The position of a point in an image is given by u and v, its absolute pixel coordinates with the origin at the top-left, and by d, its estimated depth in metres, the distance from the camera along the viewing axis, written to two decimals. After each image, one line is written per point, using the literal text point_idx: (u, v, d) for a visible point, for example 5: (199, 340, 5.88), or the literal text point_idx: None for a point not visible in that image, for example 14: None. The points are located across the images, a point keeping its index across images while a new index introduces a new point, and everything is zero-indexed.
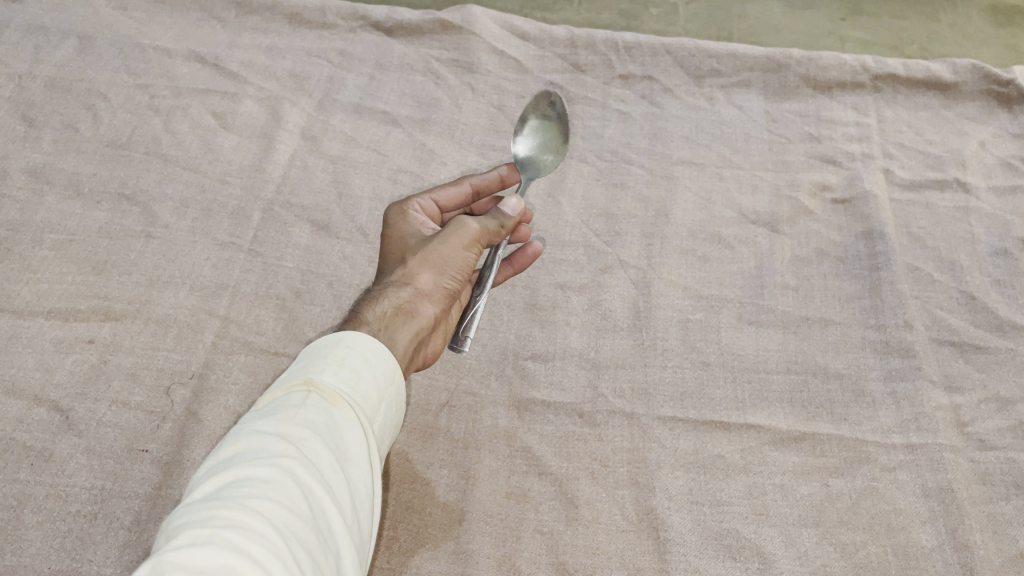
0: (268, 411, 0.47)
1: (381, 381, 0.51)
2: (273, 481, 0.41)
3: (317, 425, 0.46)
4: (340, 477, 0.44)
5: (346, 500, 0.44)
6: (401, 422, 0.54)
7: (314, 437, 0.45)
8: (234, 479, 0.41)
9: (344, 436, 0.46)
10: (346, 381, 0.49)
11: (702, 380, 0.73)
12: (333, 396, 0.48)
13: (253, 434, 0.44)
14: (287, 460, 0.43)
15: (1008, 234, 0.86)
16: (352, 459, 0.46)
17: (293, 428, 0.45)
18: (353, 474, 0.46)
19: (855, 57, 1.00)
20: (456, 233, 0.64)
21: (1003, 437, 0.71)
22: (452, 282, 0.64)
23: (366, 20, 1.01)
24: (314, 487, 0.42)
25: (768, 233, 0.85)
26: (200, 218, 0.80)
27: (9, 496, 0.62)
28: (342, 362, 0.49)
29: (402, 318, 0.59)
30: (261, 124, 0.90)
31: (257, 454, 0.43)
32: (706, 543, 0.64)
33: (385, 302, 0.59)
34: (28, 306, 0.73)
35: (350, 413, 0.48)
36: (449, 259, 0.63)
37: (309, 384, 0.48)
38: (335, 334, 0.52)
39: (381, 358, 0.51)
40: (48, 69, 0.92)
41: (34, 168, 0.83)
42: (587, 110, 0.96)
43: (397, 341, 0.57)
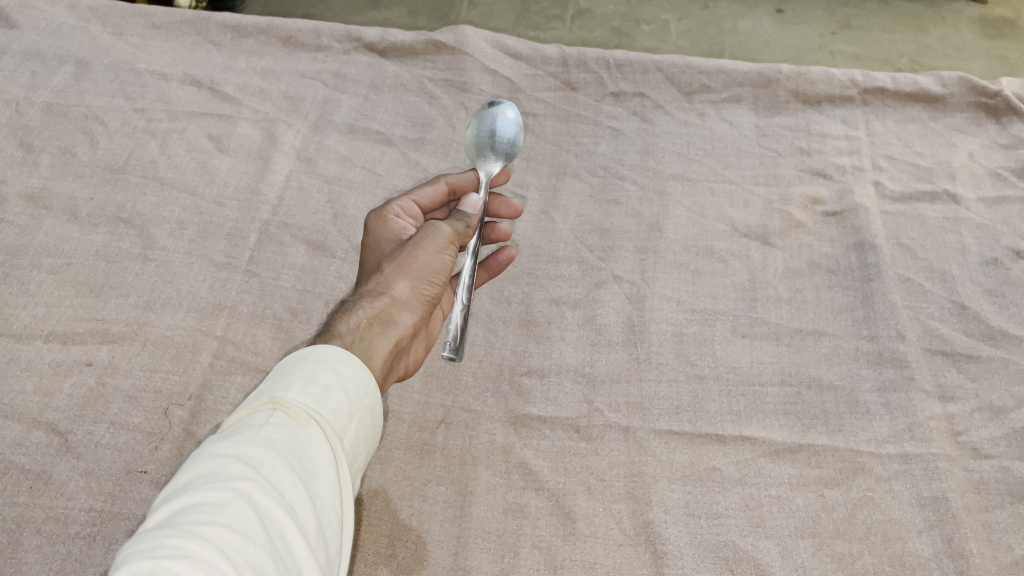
0: (232, 432, 0.47)
1: (351, 395, 0.51)
2: (231, 501, 0.41)
3: (279, 444, 0.46)
4: (304, 495, 0.45)
5: (309, 518, 0.44)
6: (379, 437, 0.54)
7: (277, 457, 0.45)
8: (192, 500, 0.41)
9: (310, 453, 0.47)
10: (312, 398, 0.49)
11: (697, 393, 0.74)
12: (298, 413, 0.48)
13: (216, 455, 0.45)
14: (246, 480, 0.43)
15: (998, 245, 0.87)
16: (318, 477, 0.46)
17: (256, 447, 0.45)
18: (319, 492, 0.46)
19: (843, 72, 1.01)
20: (429, 238, 0.65)
21: (997, 445, 0.72)
22: (430, 289, 0.64)
23: (360, 42, 1.02)
24: (274, 507, 0.42)
25: (760, 247, 0.86)
26: (196, 239, 0.81)
27: (8, 520, 0.62)
28: (309, 377, 0.50)
29: (380, 327, 0.59)
30: (257, 146, 0.91)
31: (217, 474, 0.43)
32: (704, 556, 0.64)
33: (362, 312, 0.59)
34: (27, 329, 0.73)
35: (316, 429, 0.48)
36: (424, 265, 0.64)
37: (274, 403, 0.48)
38: (303, 349, 0.52)
39: (353, 369, 0.52)
40: (45, 94, 0.93)
41: (32, 193, 0.84)
42: (579, 128, 0.97)
43: (375, 350, 0.57)
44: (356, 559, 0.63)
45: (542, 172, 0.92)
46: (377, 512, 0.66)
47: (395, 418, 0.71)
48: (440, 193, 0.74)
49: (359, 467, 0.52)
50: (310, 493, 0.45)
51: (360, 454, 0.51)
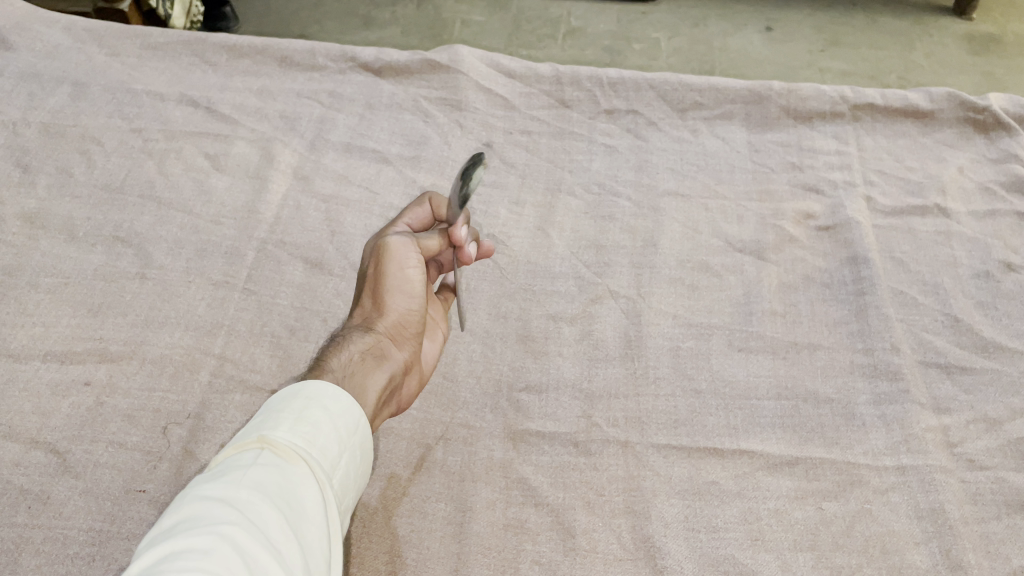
0: (219, 470, 0.47)
1: (341, 434, 0.52)
2: (220, 537, 0.41)
3: (269, 481, 0.46)
4: (291, 536, 0.45)
5: (297, 559, 0.44)
6: (365, 478, 0.55)
7: (265, 494, 0.45)
8: (180, 536, 0.41)
9: (299, 492, 0.47)
10: (301, 437, 0.50)
11: (694, 407, 0.74)
12: (287, 451, 0.49)
13: (204, 492, 0.45)
14: (236, 518, 0.43)
15: (989, 257, 0.88)
16: (306, 518, 0.46)
17: (245, 485, 0.46)
18: (306, 533, 0.46)
19: (833, 88, 1.03)
20: (394, 260, 0.66)
21: (992, 457, 0.72)
22: (411, 316, 0.66)
23: (356, 62, 1.03)
24: (263, 545, 0.42)
25: (754, 261, 0.86)
26: (194, 258, 0.81)
27: (6, 540, 0.62)
28: (299, 416, 0.51)
29: (370, 362, 0.61)
30: (254, 165, 0.91)
31: (206, 511, 0.43)
32: (703, 570, 0.65)
33: (350, 350, 0.62)
34: (24, 349, 0.73)
35: (304, 468, 0.48)
36: (397, 289, 0.65)
37: (263, 441, 0.49)
38: (291, 389, 0.53)
39: (343, 406, 0.53)
40: (42, 115, 0.94)
41: (29, 213, 0.84)
42: (573, 145, 0.98)
43: (368, 386, 0.59)
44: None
45: (538, 188, 0.93)
46: (377, 528, 0.66)
47: (394, 435, 0.71)
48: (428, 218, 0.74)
49: (346, 507, 0.52)
50: (298, 533, 0.45)
51: (347, 492, 0.52)
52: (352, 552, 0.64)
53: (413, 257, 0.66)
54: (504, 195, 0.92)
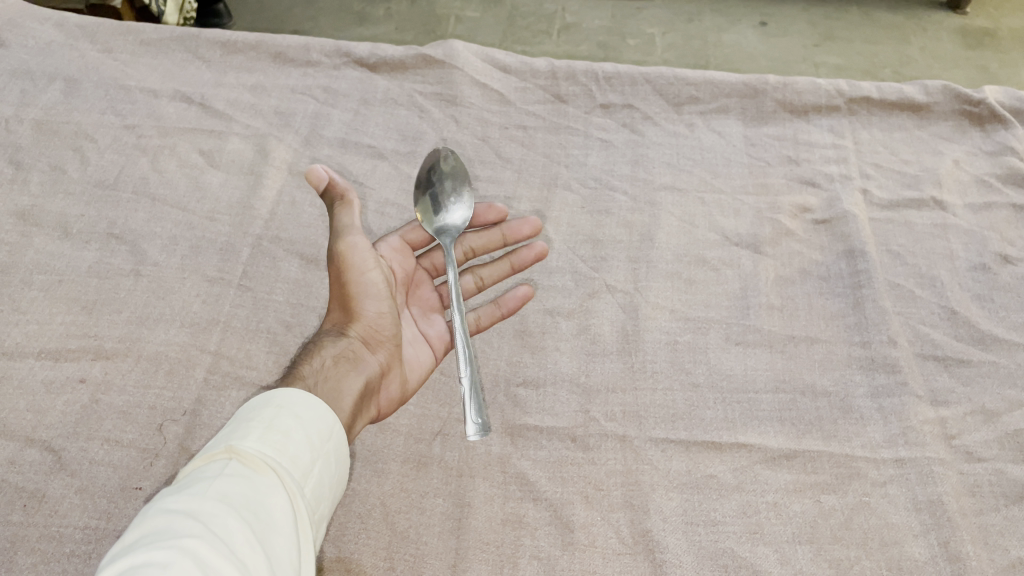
0: (186, 482, 0.48)
1: (312, 442, 0.53)
2: (183, 546, 0.41)
3: (235, 491, 0.47)
4: (258, 544, 0.45)
5: (265, 567, 0.44)
6: (338, 488, 0.56)
7: (231, 504, 0.46)
8: (142, 547, 0.41)
9: (268, 500, 0.48)
10: (270, 446, 0.51)
11: (692, 401, 0.74)
12: (255, 460, 0.50)
13: (168, 504, 0.45)
14: (200, 528, 0.43)
15: (986, 250, 0.88)
16: (274, 526, 0.47)
17: (213, 493, 0.46)
18: (276, 540, 0.47)
19: (828, 82, 1.03)
20: (356, 265, 0.72)
21: (990, 448, 0.72)
22: (382, 319, 0.72)
23: (350, 57, 1.03)
24: (229, 553, 0.43)
25: (751, 255, 0.86)
26: (189, 255, 0.81)
27: (2, 539, 0.62)
28: (268, 426, 0.52)
29: (344, 365, 0.67)
30: (248, 161, 0.91)
31: (170, 522, 0.43)
32: (702, 563, 0.64)
33: (325, 355, 0.68)
34: (18, 347, 0.73)
35: (273, 477, 0.49)
36: (361, 292, 0.72)
37: (230, 452, 0.50)
38: (261, 400, 0.55)
39: (315, 414, 0.55)
40: (35, 112, 0.93)
41: (23, 210, 0.83)
42: (569, 140, 0.97)
43: (343, 382, 0.65)
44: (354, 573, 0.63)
45: (534, 183, 0.93)
46: (374, 525, 0.65)
47: (391, 431, 0.71)
48: (492, 239, 0.85)
49: (320, 517, 0.53)
50: (266, 542, 0.46)
51: (320, 501, 0.53)
52: (349, 549, 0.64)
53: (371, 258, 0.72)
54: (500, 190, 0.92)
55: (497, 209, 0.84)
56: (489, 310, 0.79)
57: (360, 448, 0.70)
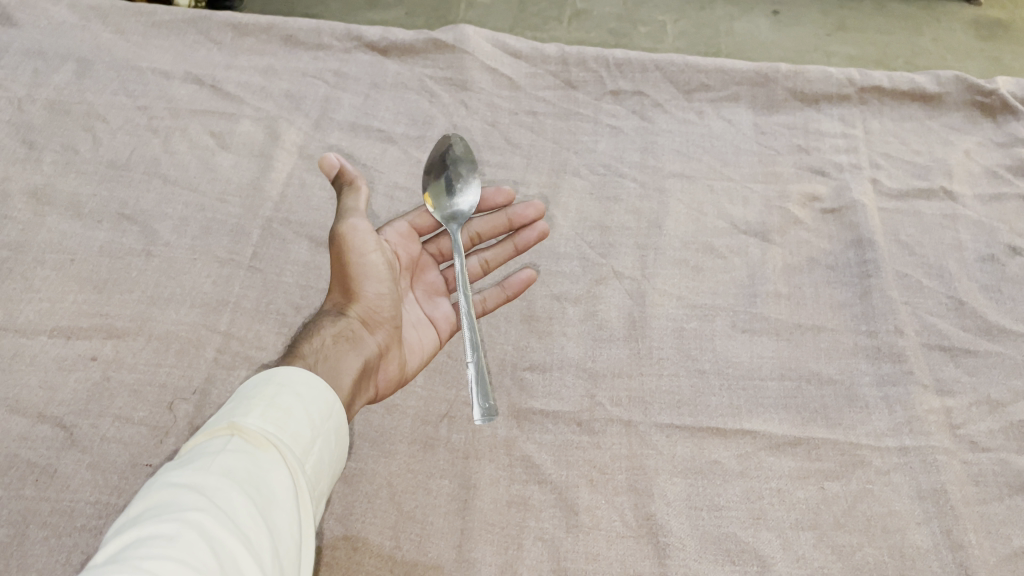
0: (189, 458, 0.49)
1: (313, 420, 0.54)
2: (185, 522, 0.42)
3: (237, 467, 0.47)
4: (261, 519, 0.45)
5: (268, 541, 0.45)
6: (340, 464, 0.57)
7: (233, 480, 0.46)
8: (145, 524, 0.42)
9: (270, 476, 0.48)
10: (271, 423, 0.51)
11: (697, 387, 0.75)
12: (257, 437, 0.50)
13: (172, 479, 0.46)
14: (203, 503, 0.44)
15: (995, 241, 0.88)
16: (277, 502, 0.47)
17: (215, 470, 0.47)
18: (278, 515, 0.47)
19: (840, 71, 1.02)
20: (357, 246, 0.72)
21: (994, 438, 0.72)
22: (382, 300, 0.72)
23: (361, 41, 1.03)
24: (233, 529, 0.43)
25: (759, 243, 0.86)
26: (200, 236, 0.81)
27: (14, 512, 0.63)
28: (270, 403, 0.52)
29: (343, 344, 0.67)
30: (259, 143, 0.91)
31: (173, 497, 0.44)
32: (705, 548, 0.65)
33: (324, 335, 0.67)
34: (31, 324, 0.73)
35: (275, 454, 0.50)
36: (361, 274, 0.71)
37: (233, 429, 0.50)
38: (263, 377, 0.55)
39: (316, 392, 0.55)
40: (47, 92, 0.93)
41: (35, 189, 0.84)
42: (579, 126, 0.97)
43: (341, 363, 0.64)
44: (361, 551, 0.64)
45: (543, 169, 0.93)
46: (381, 504, 0.66)
47: (398, 412, 0.72)
48: (498, 223, 0.85)
49: (321, 493, 0.53)
50: (268, 517, 0.46)
51: (321, 477, 0.53)
52: (356, 527, 0.65)
53: (371, 241, 0.72)
54: (509, 176, 0.92)
55: (506, 193, 0.84)
56: (495, 293, 0.80)
57: (367, 429, 0.71)
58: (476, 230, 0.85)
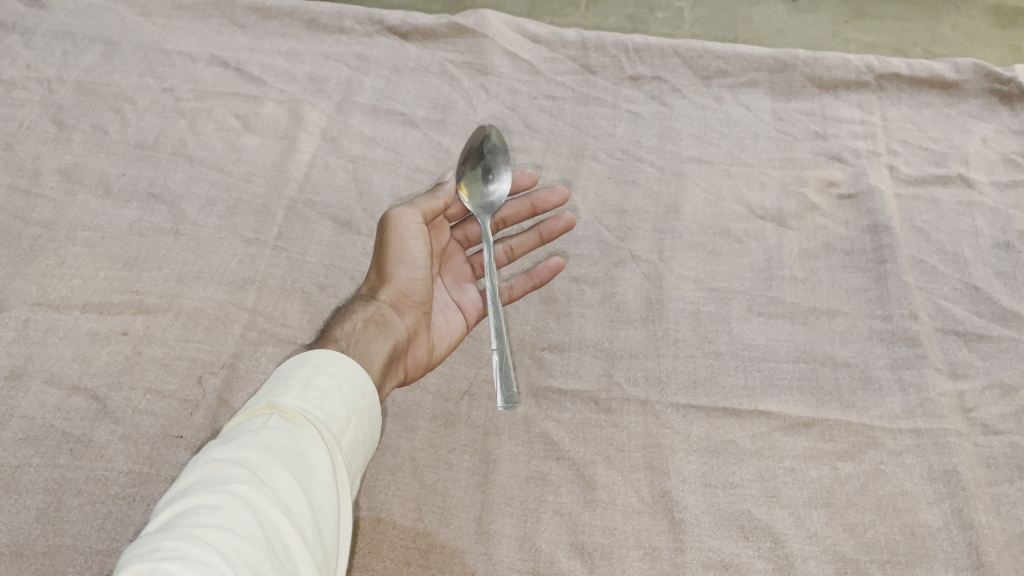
0: (232, 435, 0.51)
1: (347, 399, 0.55)
2: (230, 494, 0.44)
3: (277, 442, 0.49)
4: (301, 491, 0.47)
5: (308, 512, 0.47)
6: (374, 442, 0.58)
7: (274, 455, 0.48)
8: (193, 497, 0.44)
9: (309, 452, 0.50)
10: (308, 402, 0.53)
11: (713, 368, 0.76)
12: (295, 415, 0.52)
13: (216, 455, 0.48)
14: (246, 475, 0.46)
15: (1010, 228, 0.88)
16: (316, 475, 0.49)
17: (256, 446, 0.48)
18: (317, 489, 0.49)
19: (858, 58, 1.03)
20: (399, 232, 0.74)
21: (1006, 422, 0.73)
22: (414, 286, 0.75)
23: (382, 25, 1.04)
24: (275, 500, 0.45)
25: (776, 228, 0.87)
26: (226, 215, 0.83)
27: (51, 480, 0.65)
28: (307, 383, 0.54)
29: (373, 328, 0.70)
30: (282, 125, 0.93)
31: (218, 471, 0.46)
32: (719, 524, 0.66)
33: (355, 319, 0.71)
34: (64, 300, 0.75)
35: (312, 430, 0.51)
36: (398, 260, 0.74)
37: (272, 408, 0.52)
38: (300, 358, 0.57)
39: (350, 373, 0.57)
40: (75, 73, 0.95)
41: (66, 169, 0.86)
42: (598, 111, 0.98)
43: (371, 347, 0.68)
44: (385, 522, 0.66)
45: (562, 153, 0.94)
46: (404, 477, 0.68)
47: (420, 389, 0.73)
48: (521, 207, 0.85)
49: (357, 469, 0.55)
50: (308, 490, 0.48)
51: (356, 455, 0.55)
52: (380, 499, 0.67)
53: (415, 227, 0.75)
54: (529, 160, 0.94)
55: (529, 173, 0.84)
56: (523, 279, 0.81)
57: (390, 406, 0.72)
58: (501, 215, 0.85)
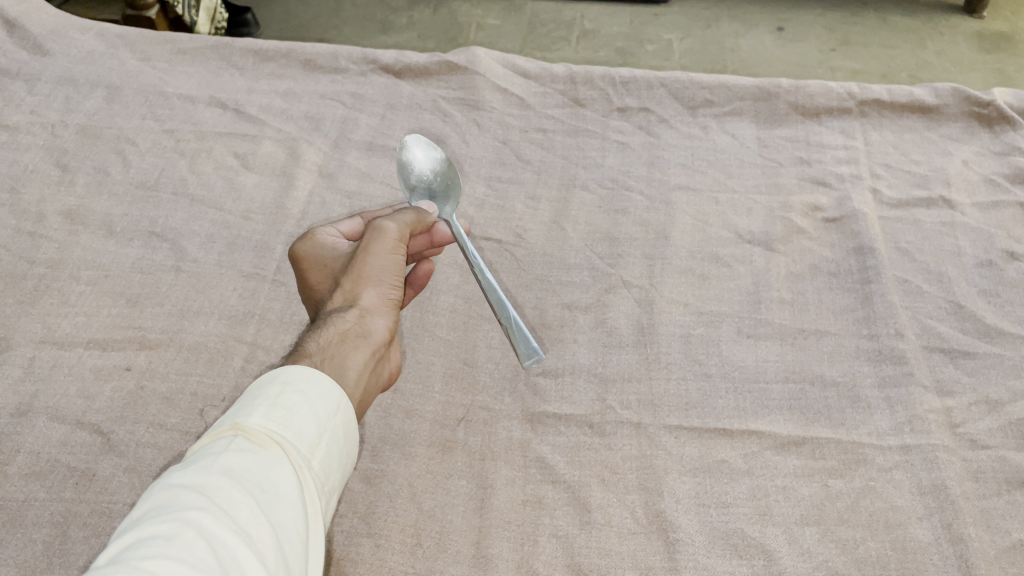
0: (195, 457, 0.51)
1: (319, 416, 0.55)
2: (183, 523, 0.44)
3: (240, 466, 0.49)
4: (262, 516, 0.47)
5: (268, 539, 0.47)
6: (352, 459, 0.58)
7: (235, 479, 0.48)
8: (147, 522, 0.44)
9: (273, 475, 0.50)
10: (275, 422, 0.53)
11: (704, 390, 0.77)
12: (260, 436, 0.52)
13: (176, 478, 0.48)
14: (202, 501, 0.46)
15: (993, 247, 0.90)
16: (280, 499, 0.49)
17: (215, 471, 0.48)
18: (281, 514, 0.49)
19: (840, 85, 1.06)
20: (383, 243, 0.70)
21: (993, 436, 0.75)
22: (393, 291, 0.70)
23: (376, 64, 1.07)
24: (231, 528, 0.45)
25: (763, 252, 0.90)
26: (226, 252, 0.85)
27: (56, 513, 0.66)
28: (274, 402, 0.54)
29: (353, 339, 0.64)
30: (281, 163, 0.95)
31: (175, 496, 0.46)
32: (714, 543, 0.67)
33: (332, 331, 0.64)
34: (68, 337, 0.77)
35: (278, 452, 0.51)
36: (382, 269, 0.70)
37: (236, 429, 0.52)
38: (271, 373, 0.57)
39: (321, 389, 0.56)
40: (79, 117, 0.98)
41: (69, 210, 0.88)
42: (587, 142, 1.01)
43: (351, 359, 0.62)
44: (384, 547, 0.66)
45: (553, 184, 0.97)
46: (402, 502, 0.69)
47: (417, 417, 0.75)
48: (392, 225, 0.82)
49: (331, 488, 0.55)
50: (270, 516, 0.48)
51: (330, 475, 0.55)
52: (379, 526, 0.68)
53: (398, 242, 0.71)
54: (521, 190, 0.96)
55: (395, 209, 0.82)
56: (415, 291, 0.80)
57: (388, 433, 0.74)
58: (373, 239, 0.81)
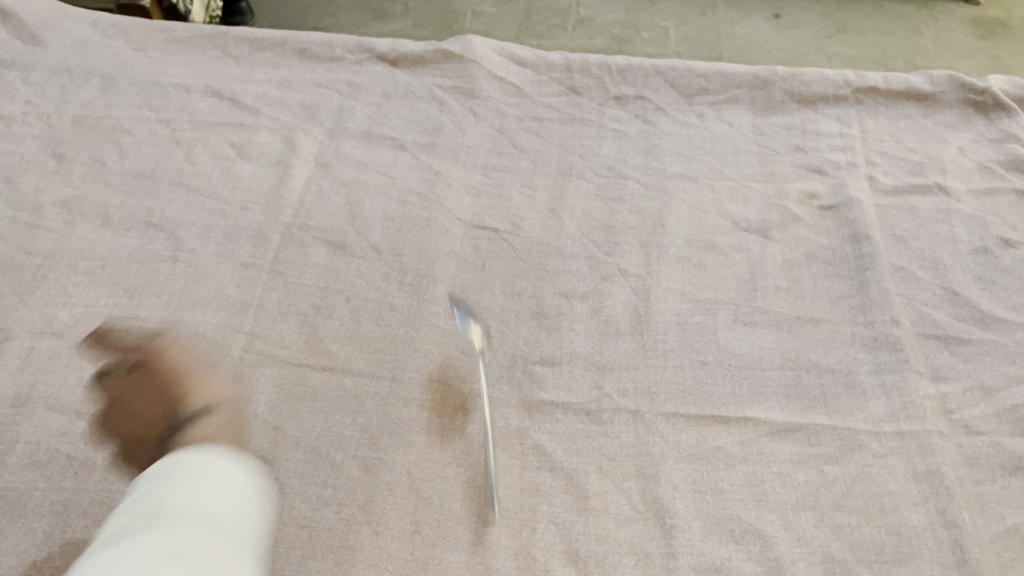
0: (126, 504, 0.53)
1: (203, 455, 0.59)
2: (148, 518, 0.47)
3: (176, 481, 0.53)
4: (214, 506, 0.51)
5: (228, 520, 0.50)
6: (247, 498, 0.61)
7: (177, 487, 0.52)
8: (108, 537, 0.46)
9: (212, 483, 0.54)
10: (187, 463, 0.57)
11: (701, 377, 0.78)
12: (186, 466, 0.56)
13: (118, 517, 0.50)
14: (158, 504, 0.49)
15: (988, 234, 0.91)
16: (225, 496, 0.53)
17: (157, 490, 0.52)
18: (231, 507, 0.53)
19: (836, 72, 1.06)
20: None
21: (988, 422, 0.75)
22: None
23: (372, 52, 1.07)
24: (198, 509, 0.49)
25: (759, 240, 0.90)
26: (223, 241, 0.85)
27: (56, 503, 0.66)
28: (166, 458, 0.58)
29: None
30: (277, 152, 0.95)
31: (126, 518, 0.49)
32: (710, 529, 0.68)
33: None
34: (66, 327, 0.77)
35: (211, 470, 0.56)
36: None
37: (159, 471, 0.55)
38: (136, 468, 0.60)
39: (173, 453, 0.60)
40: (74, 107, 0.98)
41: (65, 200, 0.88)
42: (584, 131, 1.02)
43: None
44: (383, 536, 0.66)
45: (550, 173, 0.97)
46: (400, 491, 0.69)
47: (415, 405, 0.75)
48: None
49: (263, 511, 0.59)
50: (222, 506, 0.52)
51: (258, 498, 0.59)
52: (379, 514, 0.67)
53: None
54: (517, 179, 0.96)
55: None
56: None
57: (386, 422, 0.73)
58: None
